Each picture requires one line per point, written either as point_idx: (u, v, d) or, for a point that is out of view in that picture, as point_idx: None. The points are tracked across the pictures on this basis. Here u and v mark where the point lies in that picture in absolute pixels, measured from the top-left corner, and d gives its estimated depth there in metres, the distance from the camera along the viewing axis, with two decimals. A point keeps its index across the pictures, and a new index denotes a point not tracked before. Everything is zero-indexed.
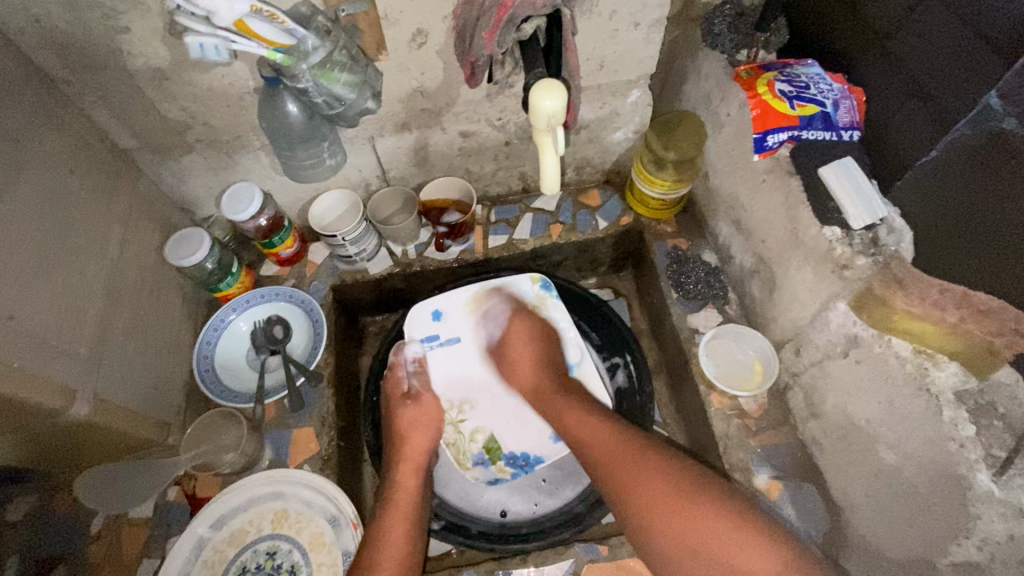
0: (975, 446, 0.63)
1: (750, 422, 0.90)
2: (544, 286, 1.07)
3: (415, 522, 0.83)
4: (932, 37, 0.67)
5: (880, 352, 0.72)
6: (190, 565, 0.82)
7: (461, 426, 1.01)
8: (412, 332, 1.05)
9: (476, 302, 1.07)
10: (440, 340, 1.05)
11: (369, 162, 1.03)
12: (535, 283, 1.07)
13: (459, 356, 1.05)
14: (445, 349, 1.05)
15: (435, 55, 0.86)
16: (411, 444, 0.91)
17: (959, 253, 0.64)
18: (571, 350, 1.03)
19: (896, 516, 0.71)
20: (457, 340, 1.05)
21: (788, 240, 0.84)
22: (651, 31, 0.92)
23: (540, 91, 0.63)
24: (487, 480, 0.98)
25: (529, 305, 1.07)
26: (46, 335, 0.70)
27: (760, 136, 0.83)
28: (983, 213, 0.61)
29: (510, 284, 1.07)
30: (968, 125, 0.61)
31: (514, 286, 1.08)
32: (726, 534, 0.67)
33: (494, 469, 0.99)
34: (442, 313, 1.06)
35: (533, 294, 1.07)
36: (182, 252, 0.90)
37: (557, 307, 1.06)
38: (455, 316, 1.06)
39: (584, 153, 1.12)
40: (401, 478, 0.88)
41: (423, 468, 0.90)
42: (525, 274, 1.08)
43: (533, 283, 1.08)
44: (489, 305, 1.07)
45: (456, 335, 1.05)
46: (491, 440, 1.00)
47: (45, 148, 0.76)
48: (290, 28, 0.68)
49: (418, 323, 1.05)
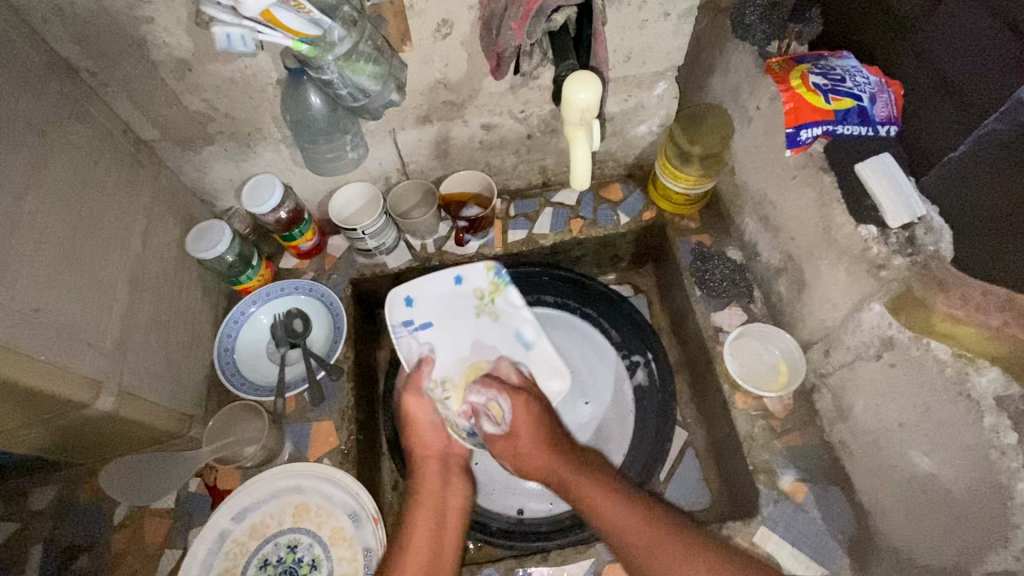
0: (1016, 454, 0.60)
1: (775, 423, 0.88)
2: (499, 273, 1.01)
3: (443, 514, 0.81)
4: (967, 32, 0.66)
5: (917, 355, 0.70)
6: (212, 557, 0.83)
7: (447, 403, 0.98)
8: (389, 319, 0.99)
9: (440, 290, 1.01)
10: (416, 325, 1.00)
11: (389, 155, 1.02)
12: (489, 272, 1.01)
13: (440, 337, 1.00)
14: (424, 333, 1.00)
15: (459, 45, 0.84)
16: (418, 441, 0.89)
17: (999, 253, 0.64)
18: (527, 330, 1.01)
19: (929, 523, 0.70)
20: (431, 325, 1.01)
21: (819, 239, 0.82)
22: (680, 22, 0.89)
23: (573, 83, 0.62)
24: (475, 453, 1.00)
25: (486, 293, 1.02)
26: (73, 327, 0.70)
27: (793, 131, 0.80)
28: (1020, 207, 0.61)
29: (468, 270, 1.01)
30: (1000, 120, 0.61)
31: (471, 273, 1.01)
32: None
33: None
34: (414, 300, 1.01)
35: (489, 282, 1.02)
36: (203, 244, 0.89)
37: (513, 292, 1.01)
38: (426, 302, 1.01)
39: (607, 147, 1.11)
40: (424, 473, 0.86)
41: (442, 455, 0.89)
42: (479, 262, 1.01)
43: (487, 271, 1.01)
44: (451, 294, 1.02)
45: (432, 319, 1.01)
46: None
47: (70, 140, 0.76)
48: (317, 18, 0.66)
49: (394, 310, 1.00)
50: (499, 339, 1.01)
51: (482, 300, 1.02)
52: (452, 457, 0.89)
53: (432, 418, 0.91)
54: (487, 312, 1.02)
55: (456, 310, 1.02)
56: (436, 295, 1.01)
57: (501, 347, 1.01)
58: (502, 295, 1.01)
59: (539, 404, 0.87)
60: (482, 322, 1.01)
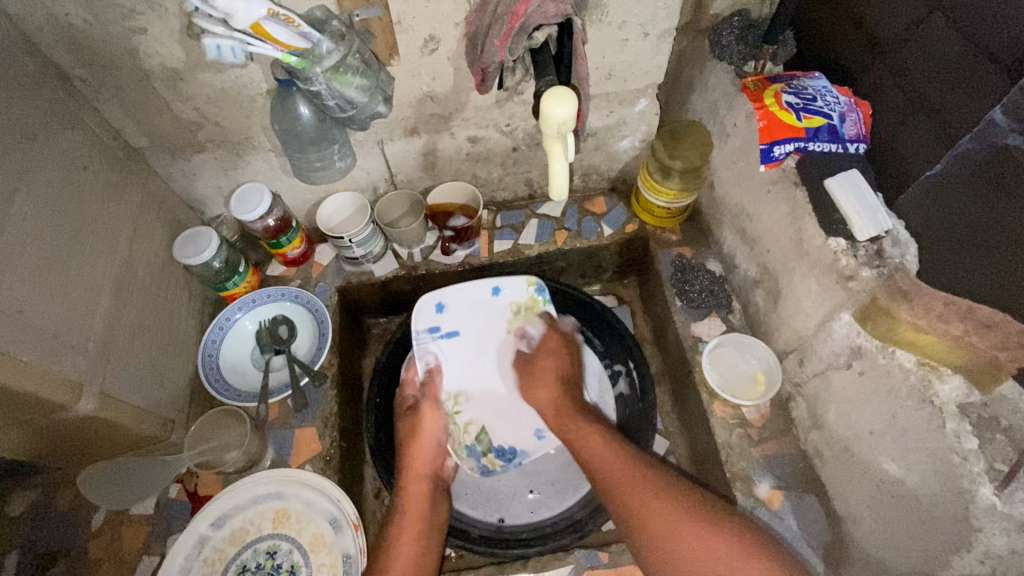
0: (978, 459, 0.62)
1: (752, 431, 0.90)
2: (540, 289, 1.02)
3: (426, 529, 0.82)
4: (938, 51, 0.68)
5: (883, 363, 0.72)
6: (191, 563, 0.82)
7: (457, 417, 0.99)
8: (415, 324, 1.01)
9: (475, 299, 1.02)
10: (443, 332, 1.02)
11: (377, 165, 1.04)
12: (531, 286, 1.02)
13: (460, 348, 1.02)
14: (445, 341, 1.01)
15: (445, 60, 0.87)
16: (414, 451, 0.90)
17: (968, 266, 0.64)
18: None
19: (897, 528, 0.71)
20: (457, 333, 1.02)
21: (793, 251, 0.85)
22: (660, 42, 0.93)
23: (551, 97, 0.64)
24: (478, 471, 0.97)
25: (523, 307, 1.03)
26: (56, 330, 0.70)
27: (766, 147, 0.84)
28: (992, 221, 0.61)
29: (507, 282, 1.02)
30: (972, 139, 0.62)
31: (511, 285, 1.02)
32: (709, 545, 0.67)
33: (485, 460, 0.98)
34: (445, 306, 1.02)
35: (528, 296, 1.02)
36: (191, 250, 0.90)
37: (552, 309, 1.02)
38: (456, 311, 1.02)
39: (591, 160, 1.13)
40: (406, 482, 0.87)
41: (430, 474, 0.89)
42: (520, 277, 1.02)
43: (529, 285, 1.02)
44: (487, 305, 1.02)
45: (458, 327, 1.02)
46: (484, 432, 0.99)
47: (61, 145, 0.77)
48: (306, 32, 0.69)
49: (421, 316, 1.01)
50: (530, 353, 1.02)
51: (519, 314, 1.03)
52: (441, 478, 0.92)
53: (438, 436, 0.92)
54: (520, 328, 1.03)
55: (490, 319, 1.03)
56: (466, 300, 1.02)
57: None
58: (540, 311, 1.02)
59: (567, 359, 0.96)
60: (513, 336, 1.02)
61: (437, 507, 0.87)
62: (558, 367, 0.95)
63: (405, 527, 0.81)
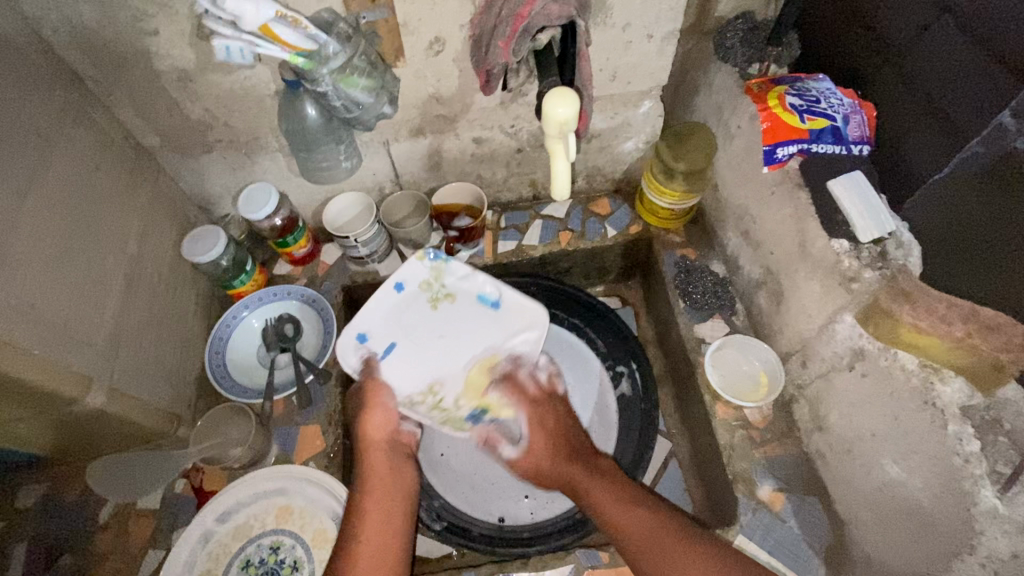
0: (980, 461, 0.63)
1: (754, 433, 0.90)
2: (433, 255, 1.01)
3: (396, 497, 0.77)
4: (948, 53, 0.67)
5: (886, 365, 0.73)
6: (195, 558, 0.84)
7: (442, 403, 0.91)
8: (345, 365, 0.93)
9: (386, 306, 0.98)
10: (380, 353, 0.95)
11: (383, 165, 1.05)
12: (423, 259, 1.00)
13: (406, 353, 0.95)
14: (390, 357, 0.94)
15: (451, 62, 0.88)
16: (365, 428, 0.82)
17: (975, 269, 0.64)
18: (487, 289, 1.00)
19: (900, 532, 0.71)
20: (393, 343, 0.95)
21: (796, 253, 0.85)
22: (663, 44, 0.93)
23: (553, 98, 0.65)
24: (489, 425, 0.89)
25: (432, 281, 1.01)
26: (68, 326, 0.72)
27: (770, 148, 0.84)
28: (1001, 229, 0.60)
29: (403, 272, 1.00)
30: (982, 143, 0.59)
31: (409, 273, 1.00)
32: None
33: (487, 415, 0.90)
34: (365, 334, 0.95)
35: (429, 270, 1.01)
36: (198, 249, 0.92)
37: (455, 265, 1.00)
38: (378, 330, 0.96)
39: (595, 162, 1.14)
40: (366, 458, 0.80)
41: (387, 442, 0.83)
42: (410, 259, 1.00)
43: (422, 260, 1.01)
44: (398, 302, 0.99)
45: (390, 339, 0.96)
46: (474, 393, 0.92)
47: (73, 145, 0.79)
48: (313, 34, 0.70)
49: (346, 355, 0.94)
50: (467, 313, 0.99)
51: (432, 288, 1.00)
52: (401, 443, 0.85)
53: (388, 423, 0.84)
54: (442, 298, 1.00)
55: (410, 311, 0.98)
56: (381, 313, 0.97)
57: (473, 318, 0.98)
58: (447, 275, 1.01)
59: (559, 418, 0.87)
60: (442, 308, 0.99)
61: (404, 471, 0.81)
62: (557, 420, 0.87)
63: (374, 495, 0.76)
